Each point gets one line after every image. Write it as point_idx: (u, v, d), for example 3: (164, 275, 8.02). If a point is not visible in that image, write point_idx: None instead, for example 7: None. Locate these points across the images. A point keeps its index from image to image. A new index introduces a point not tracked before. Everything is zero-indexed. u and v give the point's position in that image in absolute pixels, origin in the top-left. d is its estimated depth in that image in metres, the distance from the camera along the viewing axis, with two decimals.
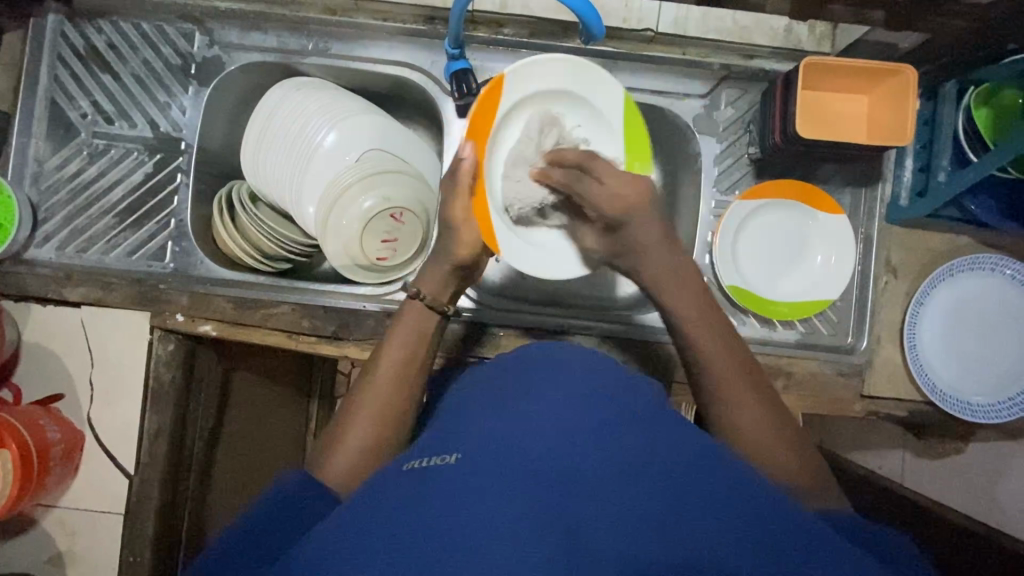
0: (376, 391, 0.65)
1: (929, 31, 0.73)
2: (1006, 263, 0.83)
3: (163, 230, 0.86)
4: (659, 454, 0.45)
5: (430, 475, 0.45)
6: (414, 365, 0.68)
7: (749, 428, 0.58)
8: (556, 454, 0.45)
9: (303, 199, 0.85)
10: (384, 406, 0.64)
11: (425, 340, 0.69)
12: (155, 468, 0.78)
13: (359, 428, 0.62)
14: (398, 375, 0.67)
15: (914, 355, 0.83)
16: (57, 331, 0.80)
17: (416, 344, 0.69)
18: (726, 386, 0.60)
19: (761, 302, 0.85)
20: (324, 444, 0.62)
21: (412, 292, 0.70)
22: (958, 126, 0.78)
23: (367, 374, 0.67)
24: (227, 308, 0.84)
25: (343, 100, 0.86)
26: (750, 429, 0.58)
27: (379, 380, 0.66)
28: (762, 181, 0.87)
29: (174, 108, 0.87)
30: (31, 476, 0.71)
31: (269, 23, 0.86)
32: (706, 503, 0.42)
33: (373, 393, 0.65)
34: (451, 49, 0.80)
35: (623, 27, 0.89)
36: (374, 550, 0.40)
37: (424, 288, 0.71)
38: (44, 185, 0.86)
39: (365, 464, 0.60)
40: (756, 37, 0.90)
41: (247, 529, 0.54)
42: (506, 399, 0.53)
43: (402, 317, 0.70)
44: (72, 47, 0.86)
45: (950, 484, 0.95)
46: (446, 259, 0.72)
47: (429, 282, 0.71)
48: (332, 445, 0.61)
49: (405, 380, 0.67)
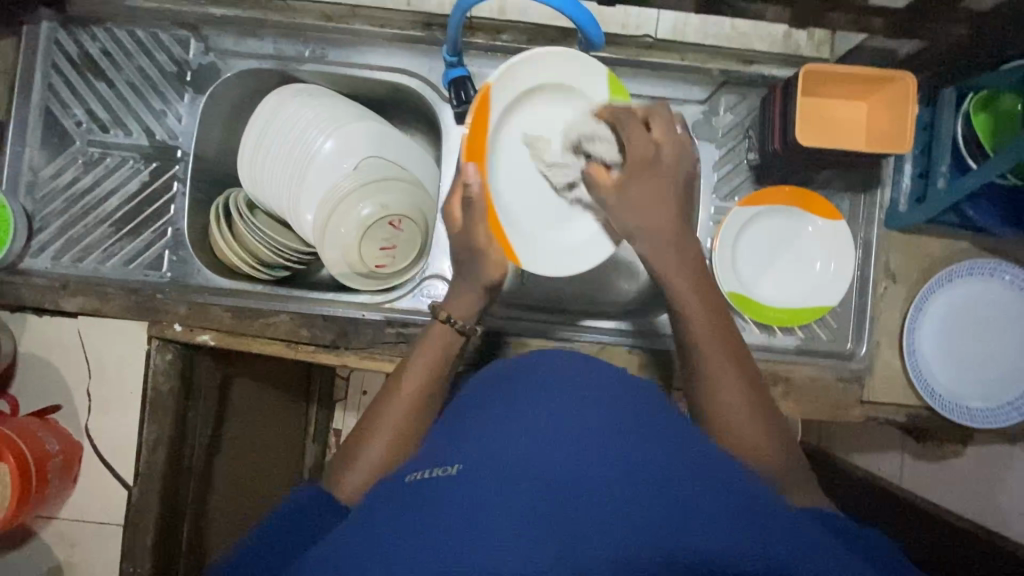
0: (395, 409, 0.64)
1: (931, 37, 0.73)
2: (1004, 268, 0.82)
3: (160, 239, 0.86)
4: (657, 464, 0.46)
5: (430, 489, 0.45)
6: (436, 384, 0.67)
7: (729, 402, 0.59)
8: (557, 470, 0.45)
9: (298, 206, 0.84)
10: (401, 422, 0.64)
11: (448, 360, 0.69)
12: (154, 479, 0.78)
13: (374, 445, 0.61)
14: (419, 393, 0.66)
15: (913, 361, 0.83)
16: (52, 343, 0.80)
17: (437, 361, 0.68)
18: (703, 355, 0.62)
19: (759, 308, 0.85)
20: (338, 462, 0.62)
21: (441, 315, 0.70)
22: (957, 131, 0.78)
23: (388, 390, 0.67)
24: (225, 317, 0.83)
25: (341, 107, 0.85)
26: (727, 402, 0.59)
27: (403, 397, 0.65)
28: (761, 186, 0.88)
29: (169, 115, 0.87)
30: (29, 487, 0.71)
31: (265, 29, 0.85)
32: (711, 512, 0.42)
33: (391, 412, 0.64)
34: (449, 56, 0.80)
35: (622, 32, 0.90)
36: (374, 559, 0.40)
37: (454, 311, 0.71)
38: (39, 194, 0.85)
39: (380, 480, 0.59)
40: (755, 43, 0.90)
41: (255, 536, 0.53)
42: (510, 410, 0.53)
43: (427, 335, 0.70)
44: (65, 54, 0.86)
45: (949, 486, 0.95)
46: (477, 282, 0.71)
47: (457, 306, 0.71)
48: (347, 462, 0.60)
49: (423, 397, 0.66)
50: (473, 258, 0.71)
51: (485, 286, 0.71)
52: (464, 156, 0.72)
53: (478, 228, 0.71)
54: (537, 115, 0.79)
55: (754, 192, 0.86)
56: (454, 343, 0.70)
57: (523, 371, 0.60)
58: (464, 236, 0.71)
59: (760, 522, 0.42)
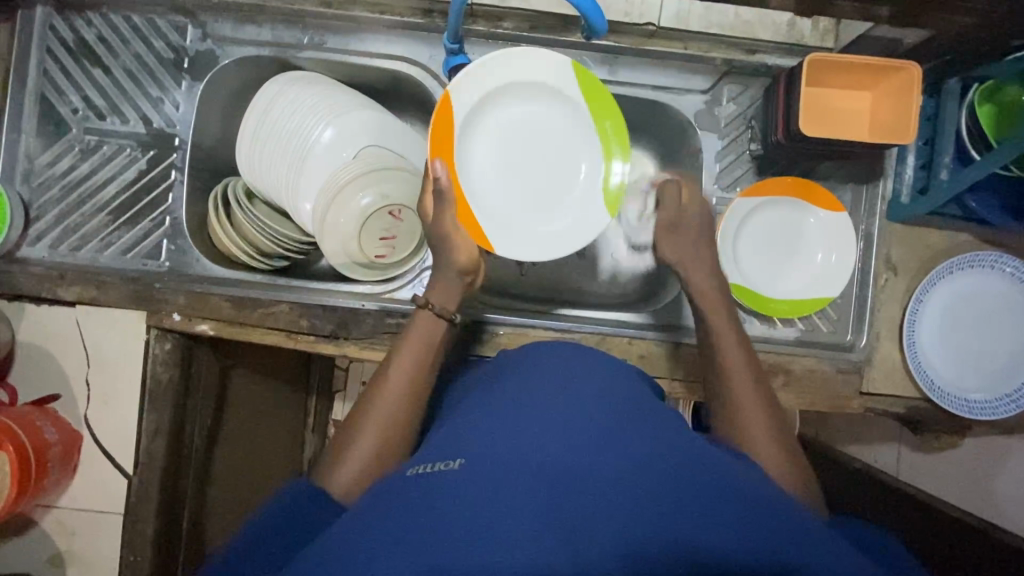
0: (383, 402, 0.65)
1: (936, 28, 0.71)
2: (1005, 260, 0.82)
3: (158, 228, 0.85)
4: (665, 466, 0.45)
5: (429, 479, 0.45)
6: (423, 376, 0.68)
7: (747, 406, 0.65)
8: (561, 468, 0.44)
9: (299, 196, 0.84)
10: (390, 414, 0.64)
11: (432, 348, 0.70)
12: (156, 468, 0.78)
13: (366, 438, 0.62)
14: (405, 384, 0.67)
15: (913, 352, 0.83)
16: (51, 331, 0.79)
17: (425, 350, 0.70)
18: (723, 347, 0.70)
19: (761, 299, 0.85)
20: (331, 453, 0.62)
21: (421, 301, 0.72)
22: (961, 122, 0.78)
23: (378, 379, 0.68)
24: (225, 307, 0.83)
25: (340, 95, 0.85)
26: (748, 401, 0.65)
27: (390, 388, 0.66)
28: (763, 178, 0.88)
29: (166, 103, 0.86)
30: (29, 477, 0.71)
31: (263, 16, 0.84)
32: (708, 511, 0.41)
33: (384, 403, 0.65)
34: (450, 43, 0.79)
35: (624, 21, 0.85)
36: (375, 547, 0.40)
37: (434, 297, 0.74)
38: (35, 182, 0.85)
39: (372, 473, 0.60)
40: (758, 31, 0.86)
41: (255, 520, 0.54)
42: (513, 407, 0.53)
43: (412, 325, 0.71)
44: (61, 40, 0.84)
45: (944, 478, 0.96)
46: (450, 269, 0.75)
47: (437, 293, 0.74)
48: (340, 455, 0.61)
49: (413, 389, 0.67)
50: (440, 245, 0.75)
51: (459, 271, 0.76)
52: (431, 152, 0.75)
53: (446, 217, 0.75)
54: (514, 113, 0.80)
55: (756, 183, 0.87)
56: (437, 330, 0.72)
57: (526, 365, 0.61)
58: (435, 223, 0.76)
59: (762, 523, 0.41)
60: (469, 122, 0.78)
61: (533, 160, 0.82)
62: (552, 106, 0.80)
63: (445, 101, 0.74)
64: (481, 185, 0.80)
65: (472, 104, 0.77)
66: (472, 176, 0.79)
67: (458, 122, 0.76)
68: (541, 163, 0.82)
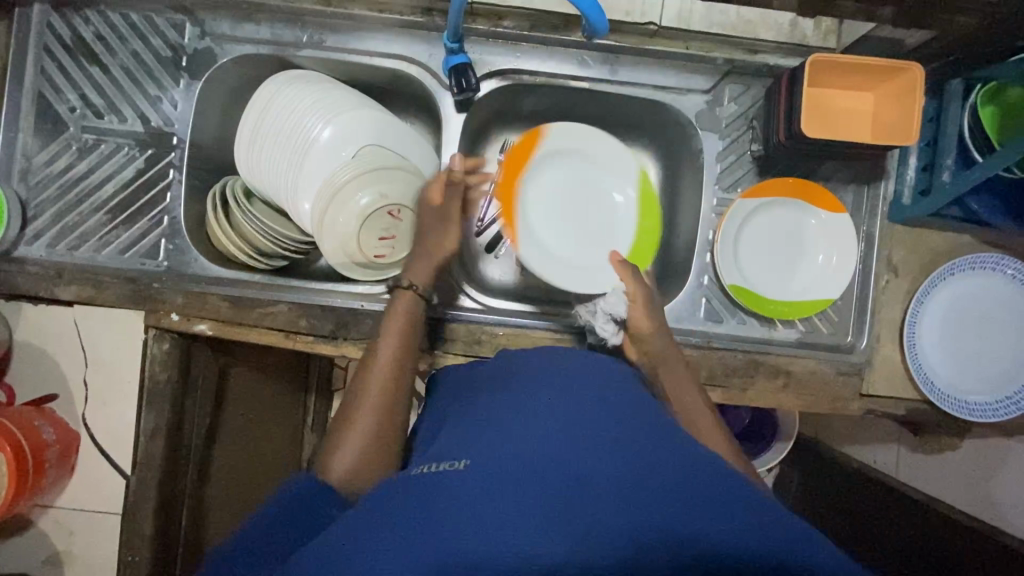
0: (374, 382, 0.66)
1: (937, 29, 0.71)
2: (1006, 262, 0.81)
3: (156, 227, 0.85)
4: (671, 469, 0.44)
5: (433, 480, 0.44)
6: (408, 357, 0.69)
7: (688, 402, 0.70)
8: (568, 469, 0.43)
9: (298, 195, 0.83)
10: (382, 395, 0.65)
11: (414, 325, 0.73)
12: (151, 468, 0.77)
13: (363, 412, 0.63)
14: (393, 364, 0.68)
15: (914, 354, 0.83)
16: (48, 331, 0.78)
17: (407, 328, 0.72)
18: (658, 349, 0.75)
19: (762, 301, 0.85)
20: (329, 437, 0.62)
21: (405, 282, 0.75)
22: (963, 124, 0.77)
23: (367, 361, 0.69)
24: (223, 306, 0.83)
25: (340, 94, 0.84)
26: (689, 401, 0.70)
27: (379, 372, 0.67)
28: (764, 179, 0.87)
29: (164, 101, 0.85)
30: (27, 477, 0.70)
31: (262, 14, 0.84)
32: (712, 516, 0.41)
33: (374, 383, 0.66)
34: (451, 43, 0.79)
35: (625, 20, 0.85)
36: (379, 550, 0.39)
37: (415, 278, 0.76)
38: (33, 181, 0.84)
39: (370, 456, 0.60)
40: (760, 31, 0.86)
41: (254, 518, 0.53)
42: (514, 407, 0.52)
43: (393, 303, 0.74)
44: (58, 37, 0.84)
45: (943, 480, 0.95)
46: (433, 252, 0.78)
47: (417, 273, 0.77)
48: (339, 438, 0.61)
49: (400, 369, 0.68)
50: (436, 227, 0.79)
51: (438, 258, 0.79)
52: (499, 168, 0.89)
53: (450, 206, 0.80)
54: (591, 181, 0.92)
55: (758, 183, 0.86)
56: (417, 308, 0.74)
57: (526, 367, 0.60)
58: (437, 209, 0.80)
59: (765, 529, 0.41)
60: (545, 168, 0.90)
61: (589, 223, 0.91)
62: (621, 187, 0.92)
63: (530, 135, 0.88)
64: (539, 218, 0.90)
65: (554, 151, 0.90)
66: (531, 211, 0.89)
67: (533, 160, 0.89)
68: (596, 229, 0.91)
